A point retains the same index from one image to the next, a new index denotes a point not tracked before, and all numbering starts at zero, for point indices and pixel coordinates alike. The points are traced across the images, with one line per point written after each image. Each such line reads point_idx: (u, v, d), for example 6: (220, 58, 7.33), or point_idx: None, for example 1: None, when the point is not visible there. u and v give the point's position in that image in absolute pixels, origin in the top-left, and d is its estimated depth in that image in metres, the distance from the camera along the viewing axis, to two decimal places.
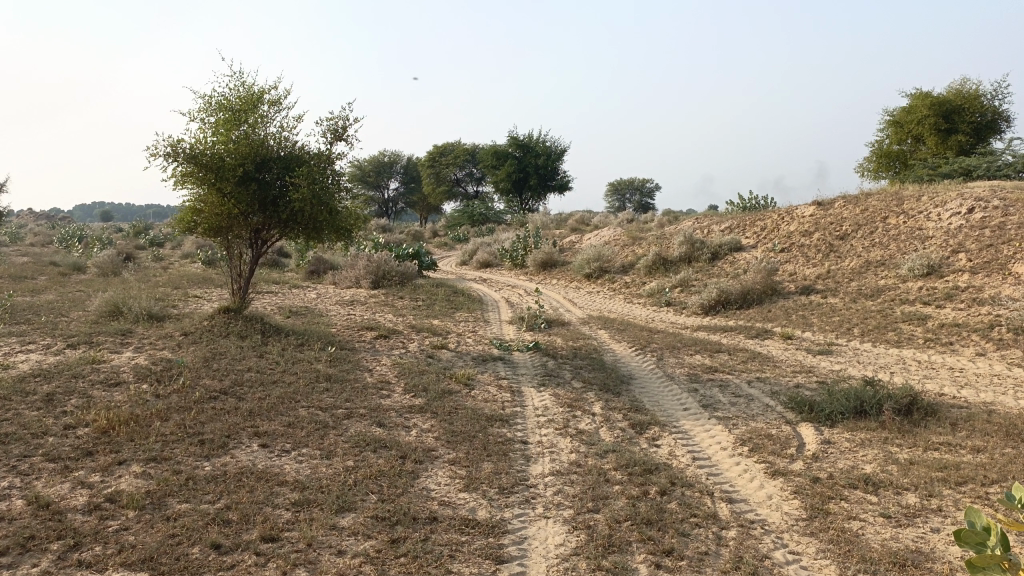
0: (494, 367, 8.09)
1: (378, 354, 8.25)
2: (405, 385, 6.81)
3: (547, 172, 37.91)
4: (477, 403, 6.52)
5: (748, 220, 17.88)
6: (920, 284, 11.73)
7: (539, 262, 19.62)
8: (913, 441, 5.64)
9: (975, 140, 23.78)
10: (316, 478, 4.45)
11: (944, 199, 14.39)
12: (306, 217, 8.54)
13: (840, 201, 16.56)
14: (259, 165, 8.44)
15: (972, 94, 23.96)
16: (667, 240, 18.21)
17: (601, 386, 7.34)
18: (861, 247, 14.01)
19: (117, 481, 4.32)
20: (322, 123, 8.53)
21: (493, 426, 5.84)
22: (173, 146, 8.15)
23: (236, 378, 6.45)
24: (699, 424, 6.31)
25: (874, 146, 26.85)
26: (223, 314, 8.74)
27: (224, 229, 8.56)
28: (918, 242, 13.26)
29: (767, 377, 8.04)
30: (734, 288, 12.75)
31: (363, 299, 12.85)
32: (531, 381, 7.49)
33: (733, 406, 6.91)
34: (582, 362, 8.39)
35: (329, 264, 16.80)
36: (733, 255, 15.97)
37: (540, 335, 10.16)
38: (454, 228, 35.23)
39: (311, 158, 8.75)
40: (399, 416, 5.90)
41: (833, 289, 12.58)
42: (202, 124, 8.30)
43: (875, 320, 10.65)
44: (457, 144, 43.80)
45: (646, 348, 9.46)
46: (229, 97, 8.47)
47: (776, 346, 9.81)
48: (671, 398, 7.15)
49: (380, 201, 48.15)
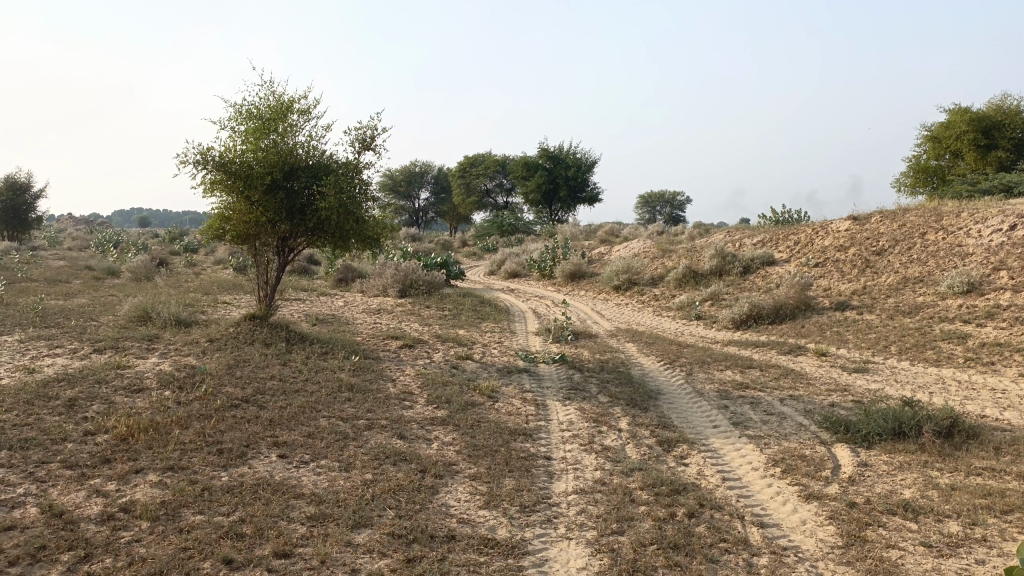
0: (519, 379, 7.95)
1: (402, 364, 8.17)
2: (428, 397, 6.70)
3: (577, 183, 37.78)
4: (501, 416, 6.38)
5: (781, 233, 17.57)
6: (960, 301, 11.38)
7: (568, 273, 19.47)
8: (955, 466, 5.40)
9: (1016, 155, 23.18)
10: (333, 491, 4.35)
11: (985, 215, 13.99)
12: (333, 226, 8.50)
13: (877, 216, 16.19)
14: (288, 173, 8.42)
15: (1013, 109, 23.42)
16: (698, 253, 17.96)
17: (628, 402, 7.17)
18: (898, 263, 13.66)
19: (133, 490, 4.26)
20: (350, 132, 8.49)
21: (516, 440, 5.70)
22: (203, 154, 8.17)
23: (258, 386, 6.40)
24: (729, 442, 6.11)
25: (911, 161, 26.33)
26: (249, 321, 8.72)
27: (252, 237, 8.55)
28: (957, 259, 12.89)
29: (800, 395, 7.80)
30: (766, 303, 12.48)
31: (390, 308, 12.81)
32: (557, 395, 7.34)
33: (764, 425, 6.70)
34: (609, 376, 8.22)
35: (358, 272, 16.80)
36: (765, 269, 15.68)
37: (566, 347, 10.00)
38: (483, 238, 35.20)
39: (339, 166, 8.72)
40: (420, 428, 5.79)
41: (869, 305, 12.26)
42: (232, 132, 8.31)
43: (913, 339, 10.33)
44: (487, 155, 43.86)
45: (675, 363, 9.26)
46: (259, 106, 8.48)
47: (810, 363, 9.55)
48: (700, 415, 6.96)
49: (410, 211, 48.36)
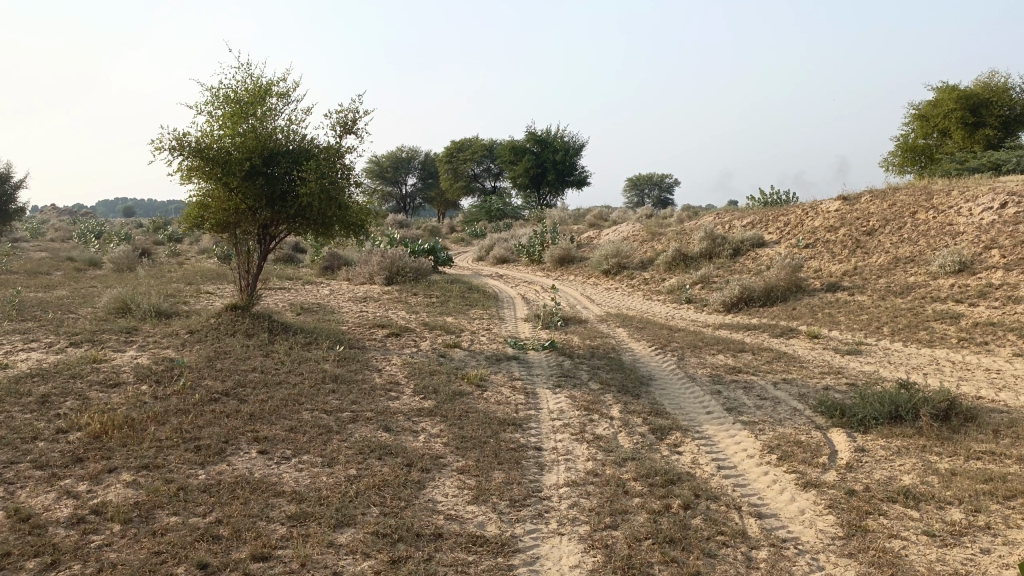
0: (508, 367, 7.79)
1: (388, 353, 7.99)
2: (415, 387, 6.53)
3: (565, 167, 37.54)
4: (490, 406, 6.22)
5: (771, 215, 17.45)
6: (952, 281, 11.29)
7: (557, 258, 19.29)
8: (953, 449, 5.28)
9: (1004, 134, 23.15)
10: (314, 488, 4.17)
11: (975, 193, 13.90)
12: (315, 212, 8.27)
13: (866, 196, 16.09)
14: (267, 159, 8.18)
15: (1000, 87, 23.35)
16: (687, 236, 17.82)
17: (619, 388, 7.02)
18: (889, 243, 13.57)
19: (105, 490, 4.07)
20: (331, 115, 8.27)
21: (505, 430, 5.54)
22: (179, 139, 7.91)
23: (239, 378, 6.21)
24: (723, 429, 5.98)
25: (900, 140, 26.23)
26: (230, 311, 8.50)
27: (232, 225, 8.32)
28: (948, 238, 12.80)
29: (793, 379, 7.69)
30: (757, 285, 12.37)
31: (376, 296, 12.62)
32: (546, 383, 7.18)
33: (758, 410, 6.58)
34: (600, 363, 8.07)
35: (344, 260, 16.58)
36: (755, 251, 15.57)
37: (556, 333, 9.85)
38: (472, 223, 34.97)
39: (320, 151, 8.48)
40: (407, 420, 5.62)
41: (861, 286, 12.16)
42: (209, 117, 8.06)
43: (905, 319, 10.23)
44: (475, 139, 43.52)
45: (667, 348, 9.12)
46: (236, 89, 8.23)
47: (802, 346, 9.43)
48: (692, 401, 6.82)
49: (397, 197, 47.99)
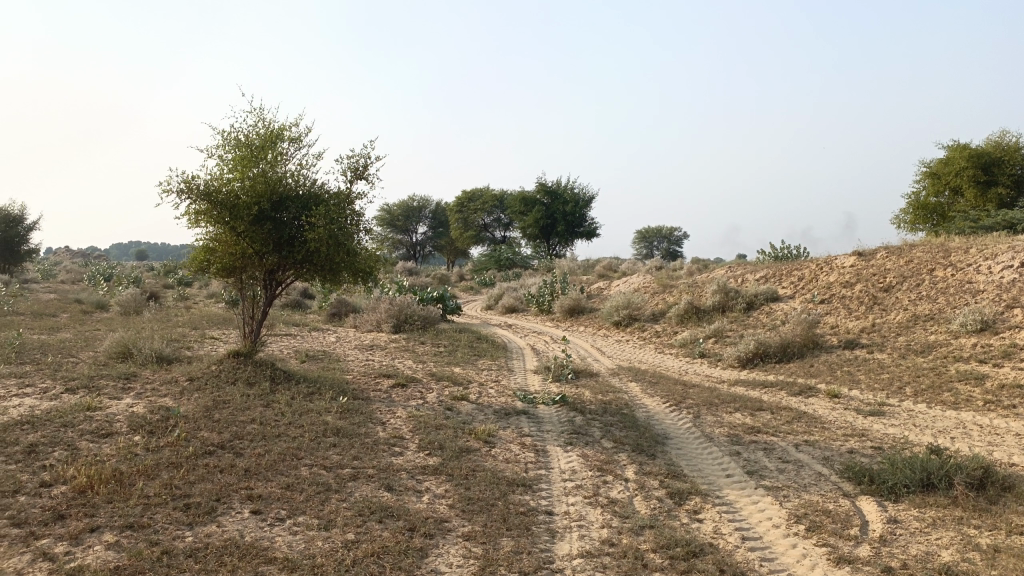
0: (517, 422, 7.48)
1: (393, 405, 7.70)
2: (420, 442, 6.24)
3: (575, 219, 37.57)
4: (498, 464, 5.91)
5: (784, 269, 17.22)
6: (974, 340, 10.98)
7: (567, 309, 19.05)
8: (993, 522, 4.93)
9: (1016, 192, 23.01)
10: (308, 555, 3.87)
11: (994, 251, 13.67)
12: (322, 259, 8.09)
13: (882, 251, 15.87)
14: (276, 204, 8.05)
15: (1012, 146, 23.31)
16: (700, 289, 17.59)
17: (634, 447, 6.70)
18: (907, 300, 13.29)
19: (85, 552, 3.79)
20: (341, 160, 8.15)
21: (514, 492, 5.23)
22: (188, 183, 7.80)
23: (236, 430, 5.94)
24: (744, 494, 5.64)
25: (911, 197, 26.11)
26: (231, 358, 8.26)
27: (237, 270, 8.15)
28: (968, 296, 12.53)
29: (816, 440, 7.35)
30: (773, 341, 12.08)
31: (383, 344, 12.38)
32: (557, 440, 6.87)
33: (781, 474, 6.25)
34: (612, 419, 7.75)
35: (351, 306, 16.39)
36: (769, 305, 15.30)
37: (566, 386, 9.56)
38: (481, 272, 34.86)
39: (331, 196, 8.34)
40: (410, 478, 5.33)
41: (879, 343, 11.85)
42: (219, 160, 7.97)
43: (928, 379, 9.90)
44: (486, 189, 43.78)
45: (681, 404, 8.80)
46: (248, 134, 8.15)
47: (822, 405, 9.10)
48: (710, 462, 6.50)
49: (407, 245, 48.08)
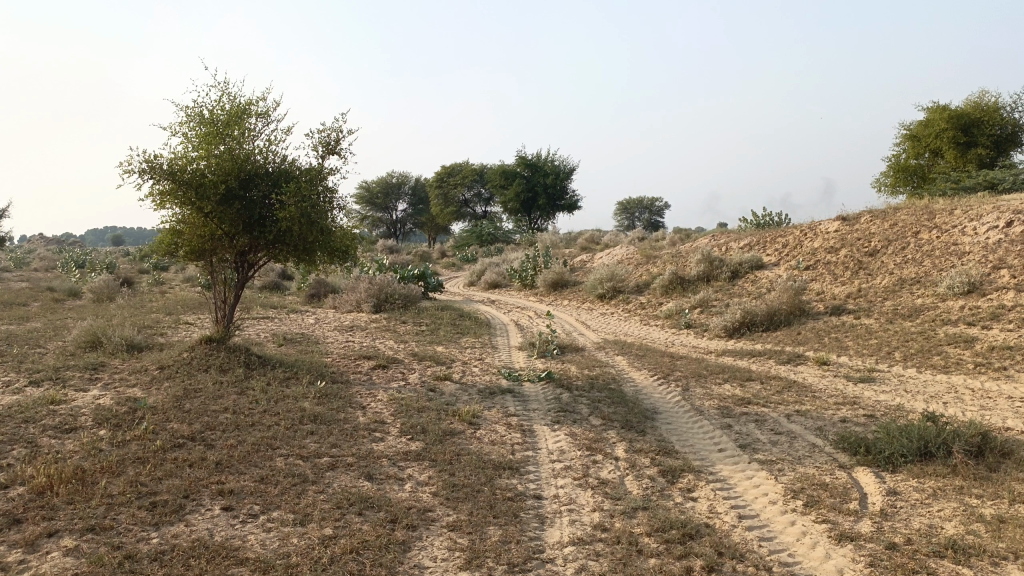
0: (502, 401, 7.26)
1: (374, 387, 7.44)
2: (402, 426, 6.00)
3: (556, 192, 37.24)
4: (484, 447, 5.69)
5: (769, 236, 17.06)
6: (962, 303, 10.87)
7: (550, 282, 18.82)
8: (995, 490, 4.77)
9: (996, 152, 22.98)
10: (282, 554, 3.63)
11: (979, 212, 13.55)
12: (295, 238, 7.77)
13: (866, 215, 15.73)
14: (244, 182, 7.70)
15: (991, 106, 23.21)
16: (684, 259, 17.40)
17: (623, 424, 6.50)
18: (892, 264, 13.16)
19: (40, 560, 3.52)
20: (312, 135, 7.80)
21: (500, 476, 5.02)
22: (150, 162, 7.42)
23: (208, 421, 5.67)
24: (738, 469, 5.47)
25: (891, 160, 26.01)
26: (204, 344, 7.94)
27: (207, 252, 7.82)
28: (954, 258, 12.41)
29: (808, 410, 7.19)
30: (759, 310, 11.93)
31: (363, 324, 12.09)
32: (544, 419, 6.65)
33: (774, 447, 6.08)
34: (600, 395, 7.54)
35: (330, 287, 16.07)
36: (754, 273, 15.15)
37: (551, 362, 9.35)
38: (463, 248, 34.50)
39: (301, 173, 8.00)
40: (392, 465, 5.09)
41: (866, 309, 11.72)
42: (183, 138, 7.59)
43: (917, 344, 9.78)
44: (465, 164, 43.30)
45: (670, 377, 8.61)
46: (212, 109, 7.78)
47: (812, 373, 8.95)
48: (702, 437, 6.31)
49: (388, 222, 47.57)
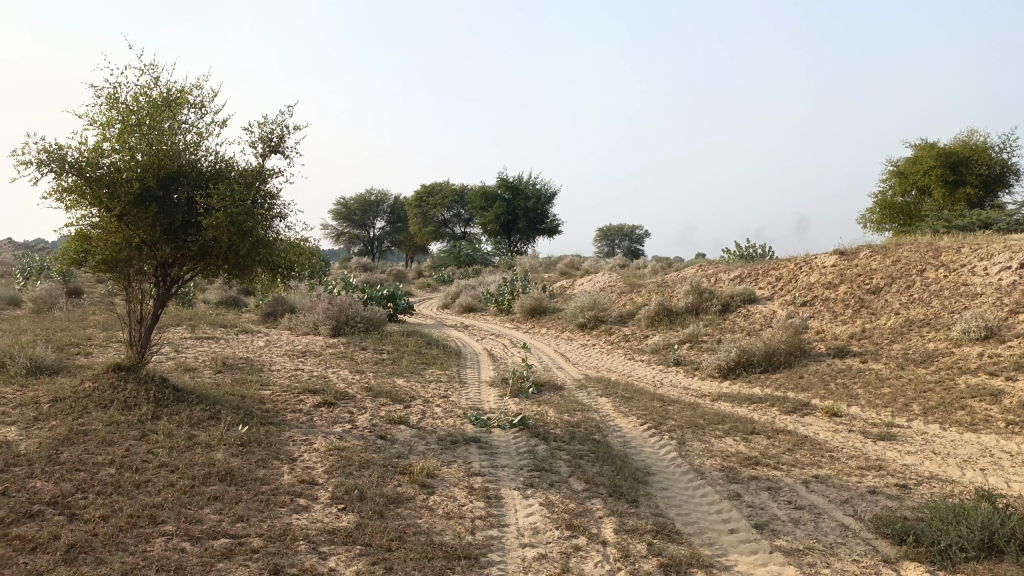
0: (465, 454, 6.04)
1: (311, 432, 6.20)
2: (337, 488, 4.77)
3: (537, 216, 36.30)
4: (438, 522, 4.47)
5: (761, 268, 16.05)
6: (979, 349, 9.85)
7: (528, 309, 17.65)
8: None
9: (984, 192, 22.31)
10: None
11: (988, 251, 12.62)
12: (226, 250, 6.54)
13: (865, 250, 14.79)
14: (166, 181, 6.47)
15: (980, 145, 22.58)
16: (670, 289, 16.35)
17: (610, 491, 5.32)
18: (897, 303, 12.17)
19: None
20: (251, 129, 6.61)
21: (453, 571, 3.81)
22: (53, 152, 6.15)
23: (82, 482, 4.40)
24: (757, 563, 4.31)
25: (878, 196, 25.26)
26: (111, 372, 6.65)
27: (122, 264, 6.55)
28: (965, 299, 11.45)
29: (827, 476, 6.05)
30: (757, 349, 10.84)
31: (318, 350, 10.83)
32: (514, 480, 5.44)
33: (797, 528, 4.93)
34: (582, 449, 6.35)
35: (289, 306, 14.78)
36: (746, 307, 14.12)
37: (526, 403, 8.16)
38: (439, 268, 33.28)
39: (239, 173, 6.79)
40: (311, 552, 3.85)
41: (873, 352, 10.69)
42: (97, 126, 6.36)
43: (936, 395, 8.71)
44: (445, 184, 42.27)
45: (661, 427, 7.45)
46: (136, 95, 6.54)
47: (822, 427, 7.82)
48: (707, 513, 5.12)
49: (364, 240, 46.24)
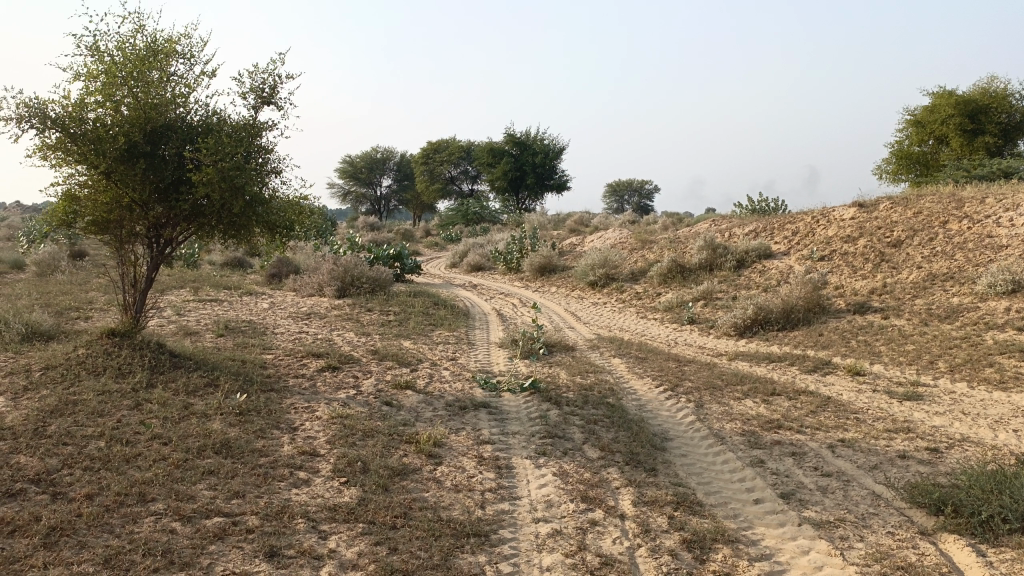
0: (474, 420, 5.78)
1: (314, 398, 5.95)
2: (339, 460, 4.51)
3: (545, 171, 35.71)
4: (446, 495, 4.22)
5: (776, 222, 15.62)
6: (1006, 303, 9.48)
7: (537, 267, 17.33)
8: None
9: (1003, 141, 21.65)
10: None
11: (1014, 201, 12.16)
12: (220, 209, 6.23)
13: (885, 202, 14.32)
14: (155, 136, 6.13)
15: (1000, 92, 21.83)
16: (683, 245, 15.97)
17: (627, 459, 5.05)
18: (919, 256, 11.77)
19: None
20: (242, 80, 6.23)
21: (461, 550, 3.56)
22: (34, 107, 5.80)
23: (69, 457, 4.16)
24: (786, 537, 4.04)
25: (894, 146, 24.60)
26: (105, 338, 6.40)
27: (112, 225, 6.24)
28: (990, 251, 11.04)
29: (854, 440, 5.76)
30: (774, 306, 10.51)
31: (322, 311, 10.57)
32: (526, 448, 5.18)
33: (825, 497, 4.65)
34: (597, 414, 6.08)
35: (293, 266, 14.50)
36: (761, 263, 13.75)
37: (536, 365, 7.89)
38: (447, 226, 32.86)
39: (232, 128, 6.44)
40: (310, 532, 3.60)
41: (894, 307, 10.35)
42: (80, 79, 5.99)
43: (962, 352, 8.38)
44: (452, 141, 41.61)
45: (677, 389, 7.17)
46: (120, 46, 6.14)
47: (845, 387, 7.53)
48: (729, 482, 4.85)
49: (371, 199, 45.79)
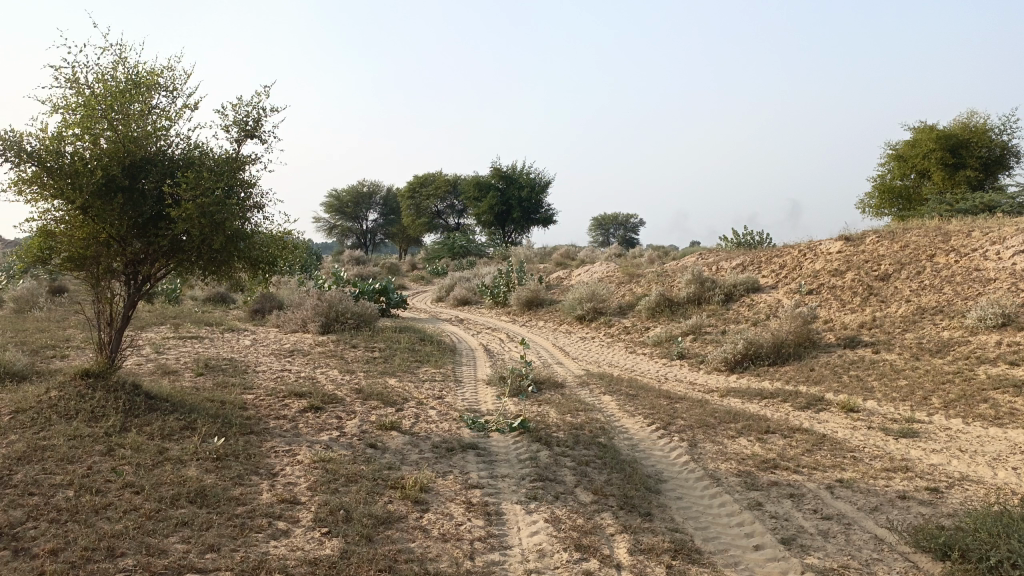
0: (462, 462, 5.58)
1: (296, 441, 5.74)
2: (320, 508, 4.30)
3: (531, 205, 35.77)
4: (433, 545, 4.02)
5: (763, 256, 15.61)
6: (997, 337, 9.42)
7: (524, 301, 17.20)
8: None
9: (984, 175, 21.88)
10: None
11: (1000, 234, 12.19)
12: (200, 245, 6.07)
13: (871, 235, 14.35)
14: (134, 170, 5.98)
15: (980, 127, 22.12)
16: (671, 278, 15.90)
17: (621, 503, 4.87)
18: (908, 290, 11.75)
19: None
20: (225, 112, 6.11)
21: None
22: (9, 140, 5.64)
23: (34, 509, 3.93)
24: None
25: (876, 180, 24.81)
26: (79, 378, 6.18)
27: (88, 262, 6.06)
28: (978, 285, 11.03)
29: (853, 480, 5.61)
30: (764, 340, 10.40)
31: (306, 348, 10.35)
32: (516, 493, 4.99)
33: (827, 542, 4.49)
34: (588, 455, 5.91)
35: (277, 301, 14.29)
36: (750, 297, 13.68)
37: (525, 403, 7.71)
38: (434, 261, 32.71)
39: (215, 161, 6.30)
40: None
41: (885, 341, 10.28)
42: (58, 112, 5.85)
43: (956, 387, 8.28)
44: (438, 175, 41.69)
45: (669, 427, 7.01)
46: (101, 78, 6.02)
47: (840, 424, 7.39)
48: (727, 527, 4.68)
49: (357, 233, 45.66)
